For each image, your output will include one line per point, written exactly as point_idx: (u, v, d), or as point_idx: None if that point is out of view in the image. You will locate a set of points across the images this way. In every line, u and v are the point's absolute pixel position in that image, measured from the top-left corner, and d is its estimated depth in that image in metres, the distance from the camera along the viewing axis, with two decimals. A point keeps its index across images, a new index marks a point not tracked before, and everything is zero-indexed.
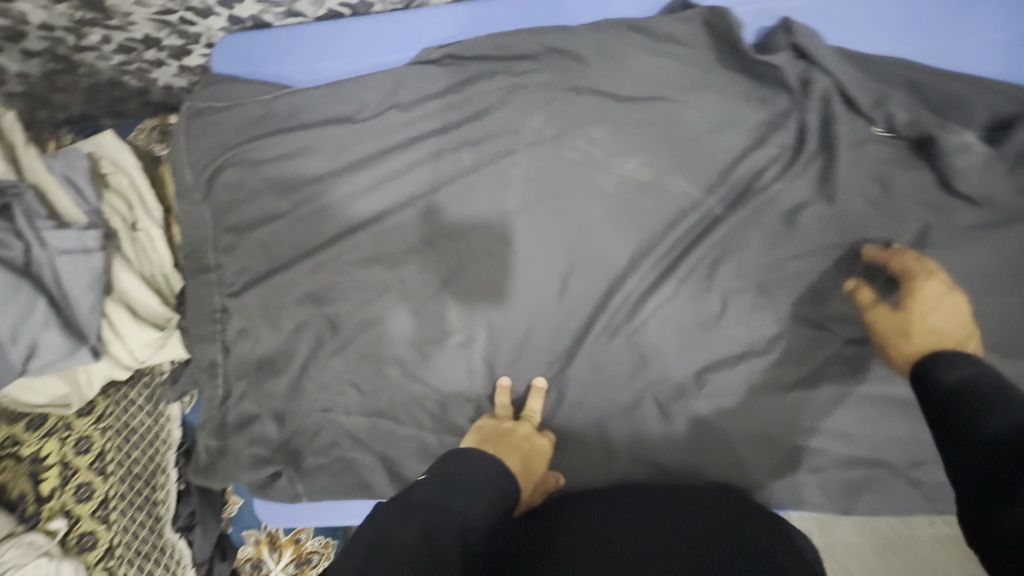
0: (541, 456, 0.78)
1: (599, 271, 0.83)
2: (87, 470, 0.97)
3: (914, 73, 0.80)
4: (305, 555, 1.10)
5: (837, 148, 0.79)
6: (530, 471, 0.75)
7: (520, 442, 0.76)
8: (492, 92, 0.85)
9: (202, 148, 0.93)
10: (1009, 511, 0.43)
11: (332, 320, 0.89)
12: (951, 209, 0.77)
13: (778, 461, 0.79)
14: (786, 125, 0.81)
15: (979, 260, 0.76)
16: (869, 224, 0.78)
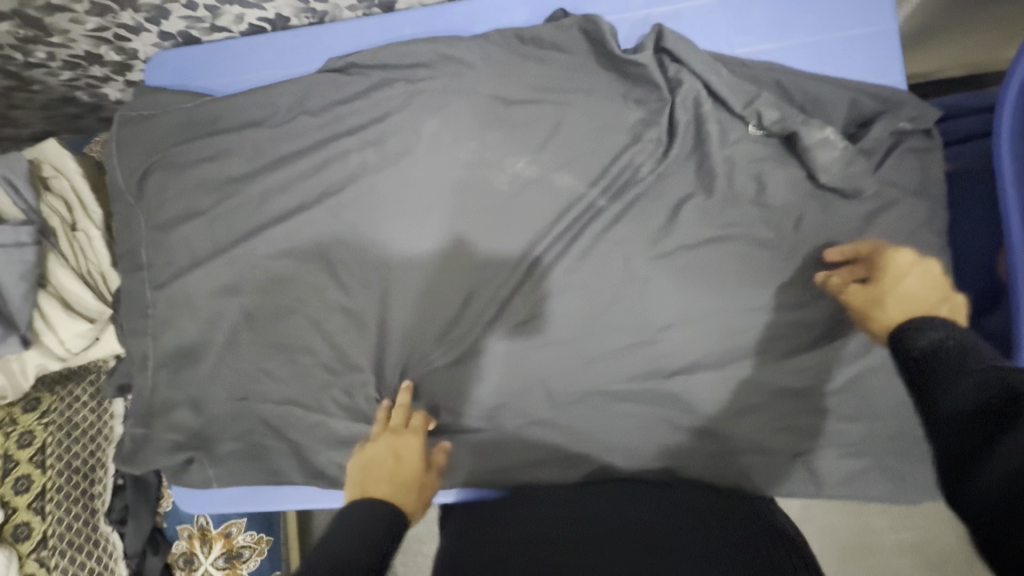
0: (409, 446, 0.77)
1: (491, 267, 0.87)
2: (27, 463, 1.01)
3: (783, 75, 0.80)
4: (236, 549, 1.13)
5: (707, 145, 0.81)
6: (406, 467, 0.73)
7: (378, 450, 0.75)
8: (393, 98, 0.87)
9: (128, 154, 0.92)
10: (979, 472, 0.44)
11: (247, 310, 0.90)
12: (822, 200, 0.79)
13: (669, 446, 0.82)
14: (658, 121, 0.82)
15: (853, 248, 0.78)
16: (744, 220, 0.81)
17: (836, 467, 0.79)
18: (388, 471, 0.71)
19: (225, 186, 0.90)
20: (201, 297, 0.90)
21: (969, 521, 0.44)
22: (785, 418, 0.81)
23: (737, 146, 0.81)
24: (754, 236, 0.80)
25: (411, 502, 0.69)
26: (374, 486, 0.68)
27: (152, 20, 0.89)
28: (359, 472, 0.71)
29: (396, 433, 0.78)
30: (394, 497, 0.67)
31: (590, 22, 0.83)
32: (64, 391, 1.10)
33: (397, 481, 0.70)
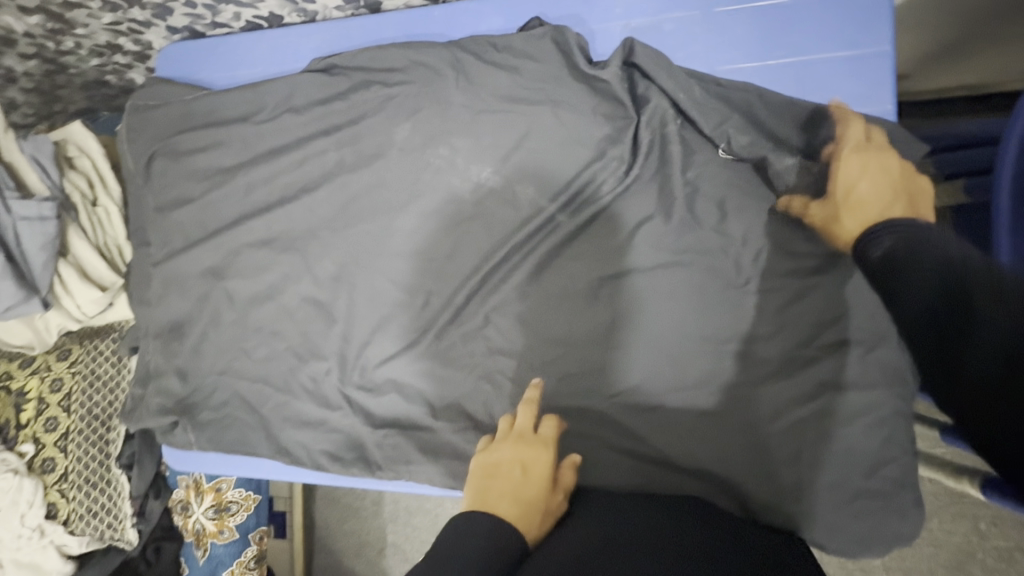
0: (538, 458, 0.75)
1: (452, 272, 0.90)
2: (55, 407, 1.14)
3: (751, 96, 0.82)
4: (224, 503, 1.26)
5: (669, 166, 0.84)
6: (533, 483, 0.71)
7: (503, 454, 0.75)
8: (370, 101, 0.91)
9: (138, 141, 1.01)
10: (964, 363, 0.49)
11: (230, 292, 0.97)
12: (774, 230, 0.81)
13: (609, 464, 0.84)
14: (623, 139, 0.85)
15: (797, 281, 0.81)
16: (703, 242, 0.83)
17: (770, 502, 0.79)
18: (516, 484, 0.69)
19: (217, 175, 0.98)
20: (189, 276, 0.99)
21: (958, 425, 0.50)
22: (726, 448, 0.81)
23: (695, 171, 0.84)
24: (701, 265, 0.83)
25: (534, 524, 0.67)
26: (497, 500, 0.66)
27: (158, 16, 0.97)
28: (484, 479, 0.71)
29: (521, 441, 0.77)
30: (515, 516, 0.65)
31: (559, 34, 0.86)
32: (89, 346, 1.21)
33: (527, 498, 0.68)
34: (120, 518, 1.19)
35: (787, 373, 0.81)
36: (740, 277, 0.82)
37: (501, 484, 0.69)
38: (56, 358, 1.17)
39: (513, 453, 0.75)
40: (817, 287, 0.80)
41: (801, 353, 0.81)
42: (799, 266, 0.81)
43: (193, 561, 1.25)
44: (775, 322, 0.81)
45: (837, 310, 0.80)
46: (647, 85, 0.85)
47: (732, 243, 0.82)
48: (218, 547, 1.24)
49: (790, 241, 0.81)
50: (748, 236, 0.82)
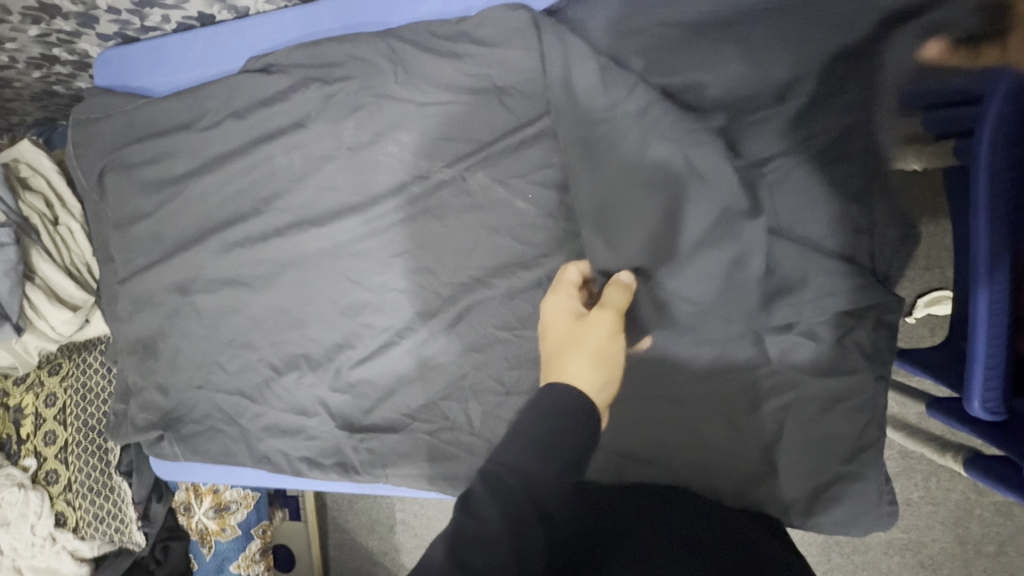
0: (603, 320, 0.68)
1: (412, 270, 0.87)
2: (52, 421, 1.15)
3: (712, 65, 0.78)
4: (224, 502, 1.28)
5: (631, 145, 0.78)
6: (589, 337, 0.66)
7: (564, 323, 0.69)
8: (313, 100, 0.88)
9: (87, 157, 0.99)
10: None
11: (196, 307, 0.96)
12: (744, 209, 0.76)
13: (599, 465, 0.83)
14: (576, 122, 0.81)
15: (774, 261, 0.77)
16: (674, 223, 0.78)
17: (745, 486, 0.79)
18: (579, 335, 0.66)
19: (167, 185, 0.95)
20: (155, 292, 0.98)
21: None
22: (705, 438, 0.80)
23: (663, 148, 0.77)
24: (676, 251, 0.78)
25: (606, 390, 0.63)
26: (573, 355, 0.64)
27: (84, 25, 0.95)
28: (557, 325, 0.70)
29: (577, 320, 0.69)
30: (592, 380, 0.61)
31: (498, 15, 0.81)
32: (80, 359, 1.18)
33: (591, 344, 0.65)
34: (125, 522, 1.18)
35: (760, 361, 0.78)
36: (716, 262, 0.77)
37: (573, 355, 0.64)
38: (48, 373, 1.17)
39: (567, 331, 0.68)
40: (796, 265, 0.76)
41: (778, 336, 0.77)
42: (774, 245, 0.76)
43: (200, 558, 1.30)
44: (750, 307, 0.77)
45: (818, 288, 0.76)
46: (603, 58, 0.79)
47: (704, 226, 0.77)
48: (223, 544, 1.29)
49: (763, 221, 0.76)
50: (719, 219, 0.76)
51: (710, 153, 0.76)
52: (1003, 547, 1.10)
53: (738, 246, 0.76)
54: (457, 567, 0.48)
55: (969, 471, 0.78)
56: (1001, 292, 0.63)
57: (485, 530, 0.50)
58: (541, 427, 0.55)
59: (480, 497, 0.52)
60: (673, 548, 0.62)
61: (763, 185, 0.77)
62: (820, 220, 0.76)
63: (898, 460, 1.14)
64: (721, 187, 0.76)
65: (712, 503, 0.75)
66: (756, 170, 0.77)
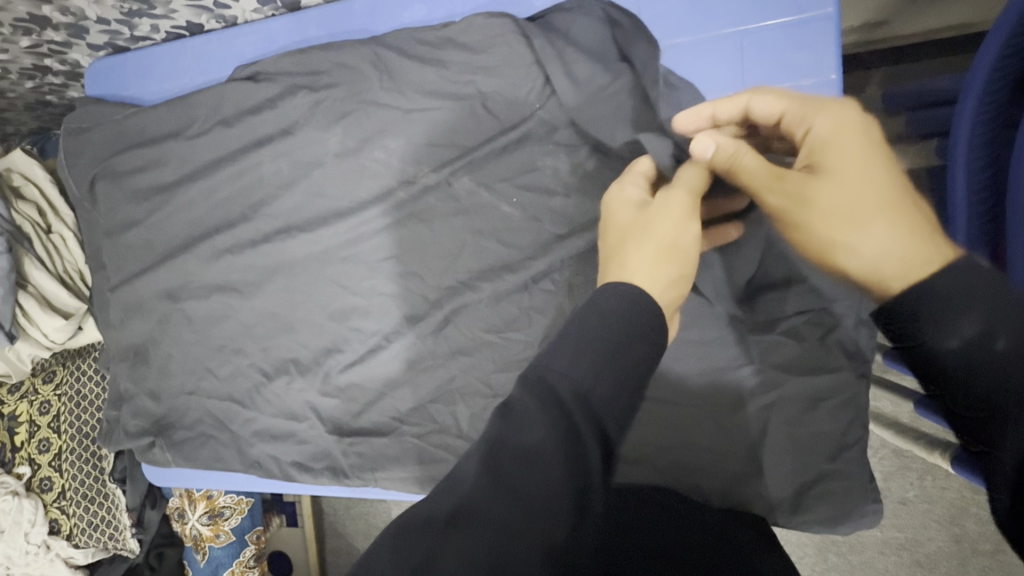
0: (671, 206, 0.65)
1: (400, 273, 0.87)
2: (46, 428, 1.16)
3: None
4: (217, 508, 1.27)
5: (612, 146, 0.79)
6: (655, 227, 0.65)
7: (627, 213, 0.68)
8: (300, 107, 0.89)
9: (78, 166, 1.00)
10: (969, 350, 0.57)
11: (187, 313, 0.97)
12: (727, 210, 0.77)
13: None
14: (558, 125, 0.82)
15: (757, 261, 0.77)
16: None
17: (732, 486, 0.79)
18: (639, 227, 0.66)
19: (159, 193, 0.97)
20: (147, 299, 0.99)
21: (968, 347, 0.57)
22: (692, 439, 0.80)
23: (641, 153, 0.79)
24: None
25: (664, 293, 0.62)
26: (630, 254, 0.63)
27: (75, 36, 0.96)
28: (621, 212, 0.69)
29: (642, 207, 0.68)
30: (650, 285, 0.61)
31: (480, 22, 0.83)
32: (73, 367, 1.19)
33: (657, 236, 0.64)
34: (120, 529, 1.19)
35: (744, 361, 0.79)
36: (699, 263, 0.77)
37: (635, 252, 0.63)
38: (42, 380, 1.17)
39: (632, 218, 0.67)
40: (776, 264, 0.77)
41: (760, 335, 0.78)
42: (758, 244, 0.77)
43: (195, 564, 1.29)
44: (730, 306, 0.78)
45: (800, 288, 0.76)
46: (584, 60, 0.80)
47: None
48: (217, 550, 1.27)
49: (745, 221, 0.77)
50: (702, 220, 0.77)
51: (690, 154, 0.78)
52: (998, 545, 1.10)
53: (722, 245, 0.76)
54: (498, 491, 0.46)
55: (956, 469, 0.79)
56: None
57: (531, 443, 0.48)
58: (605, 338, 0.52)
59: (527, 408, 0.50)
60: (667, 547, 0.64)
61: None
62: None
63: (890, 458, 1.14)
64: None
65: (698, 506, 0.75)
66: None
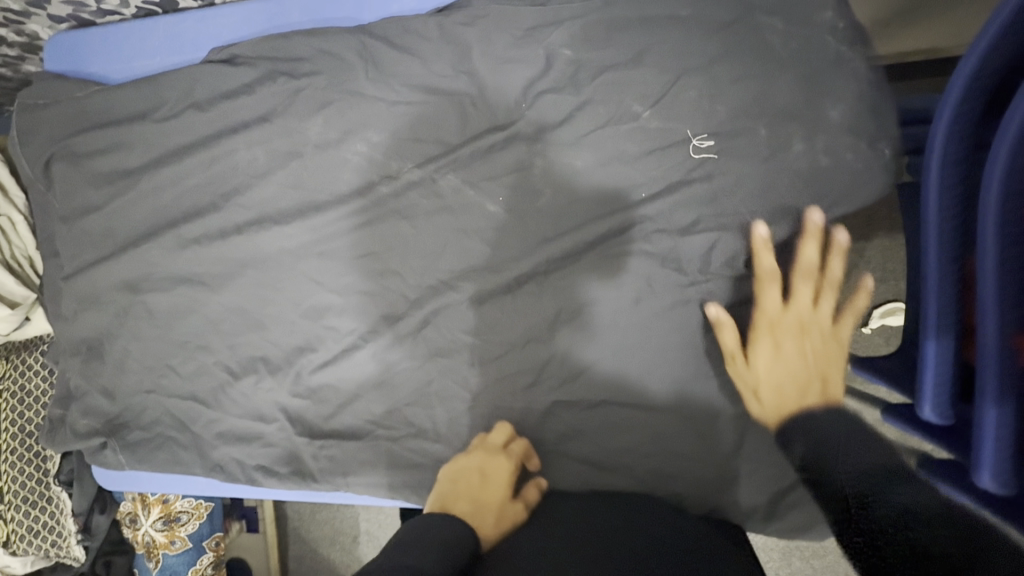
0: (500, 469, 0.76)
1: (378, 272, 0.85)
2: None
3: (687, 71, 0.76)
4: (173, 513, 1.20)
5: (602, 144, 0.78)
6: (487, 488, 0.74)
7: (470, 470, 0.76)
8: (279, 95, 0.86)
9: (32, 145, 0.94)
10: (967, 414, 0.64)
11: (148, 306, 0.92)
12: (710, 220, 0.78)
13: (568, 471, 0.81)
14: (548, 123, 0.79)
15: (736, 267, 0.78)
16: (642, 231, 0.79)
17: (710, 494, 0.79)
18: (475, 488, 0.74)
19: (123, 178, 0.92)
20: (105, 290, 0.93)
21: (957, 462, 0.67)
22: (673, 448, 0.80)
23: (630, 160, 0.78)
24: (641, 254, 0.79)
25: (488, 524, 0.70)
26: (454, 502, 0.71)
27: (34, 5, 0.90)
28: (448, 482, 0.76)
29: (484, 461, 0.77)
30: (468, 515, 0.69)
31: (470, 16, 0.81)
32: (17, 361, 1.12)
33: (484, 500, 0.72)
34: (64, 536, 1.12)
35: (726, 369, 0.79)
36: (680, 270, 0.79)
37: (458, 501, 0.71)
38: None
39: (479, 461, 0.78)
40: (756, 273, 0.78)
41: (742, 344, 0.79)
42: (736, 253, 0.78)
43: (147, 571, 1.22)
44: (713, 317, 0.78)
45: (777, 299, 0.78)
46: (577, 58, 0.78)
47: (670, 235, 0.78)
48: (171, 557, 1.20)
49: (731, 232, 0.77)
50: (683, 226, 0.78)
51: (678, 162, 0.77)
52: None
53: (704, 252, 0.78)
54: None
55: None
56: (946, 302, 0.66)
57: None
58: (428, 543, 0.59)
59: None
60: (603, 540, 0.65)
61: (730, 196, 0.77)
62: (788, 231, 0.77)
63: None
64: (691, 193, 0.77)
65: (674, 515, 0.75)
66: (724, 177, 0.77)
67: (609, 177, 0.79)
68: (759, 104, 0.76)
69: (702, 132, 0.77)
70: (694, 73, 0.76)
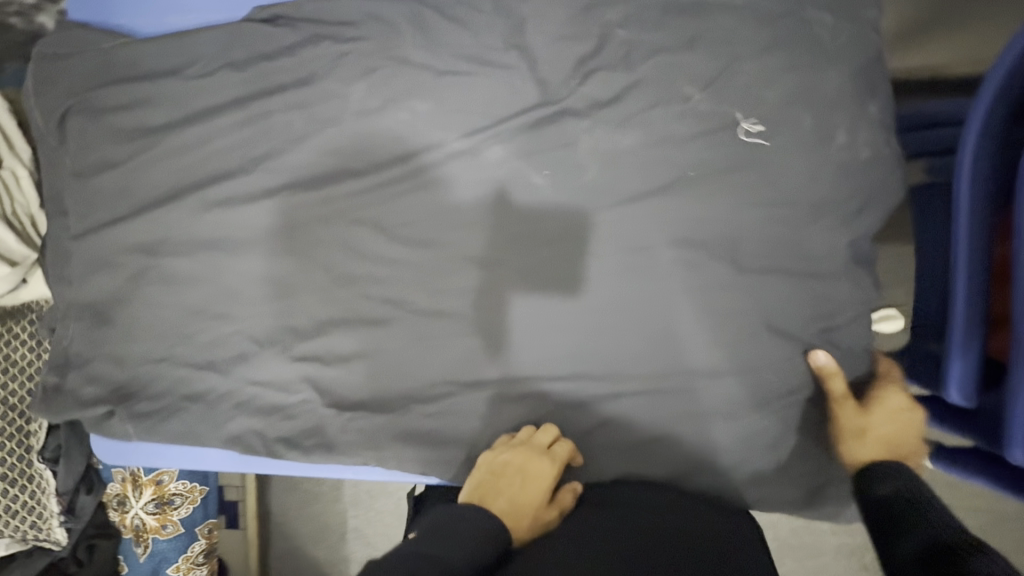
0: (541, 471, 0.73)
1: (414, 243, 0.83)
2: None
3: (737, 59, 0.79)
4: (166, 496, 1.15)
5: (652, 124, 0.79)
6: (528, 489, 0.71)
7: (511, 467, 0.74)
8: (322, 59, 0.84)
9: (49, 95, 0.89)
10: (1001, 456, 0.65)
11: (166, 270, 0.87)
12: (756, 204, 0.79)
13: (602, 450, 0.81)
14: (599, 101, 0.80)
15: (777, 252, 0.79)
16: (688, 212, 0.79)
17: (744, 475, 0.80)
18: (515, 488, 0.71)
19: (147, 135, 0.88)
20: (120, 251, 0.88)
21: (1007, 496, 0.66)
22: (709, 430, 0.80)
23: (679, 141, 0.79)
24: (687, 234, 0.80)
25: (521, 528, 0.68)
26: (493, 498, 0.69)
27: None
28: (487, 473, 0.74)
29: (527, 460, 0.75)
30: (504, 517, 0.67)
31: None
32: None
33: (523, 501, 0.70)
34: (44, 517, 1.05)
35: (764, 352, 0.79)
36: (725, 253, 0.79)
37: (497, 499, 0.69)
38: None
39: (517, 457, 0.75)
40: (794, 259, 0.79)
41: (778, 328, 0.80)
42: (777, 238, 0.79)
43: (132, 558, 1.15)
44: (754, 299, 0.79)
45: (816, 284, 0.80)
46: (629, 40, 0.80)
47: (716, 217, 0.79)
48: (161, 543, 1.14)
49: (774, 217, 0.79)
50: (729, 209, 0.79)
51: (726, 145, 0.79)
52: None
53: (748, 235, 0.79)
54: None
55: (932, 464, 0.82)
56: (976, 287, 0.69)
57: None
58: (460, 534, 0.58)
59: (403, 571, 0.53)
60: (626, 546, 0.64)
61: (773, 181, 0.79)
62: (827, 217, 0.79)
63: None
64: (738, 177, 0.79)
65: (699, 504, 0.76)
66: (771, 163, 0.79)
67: (656, 157, 0.80)
68: (803, 94, 0.79)
69: (751, 116, 0.79)
70: (741, 61, 0.79)
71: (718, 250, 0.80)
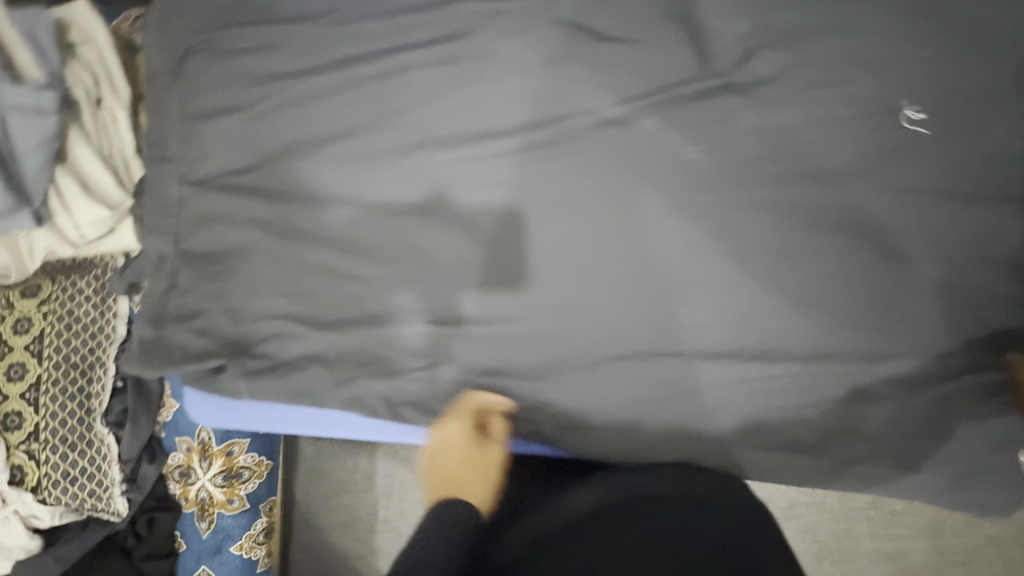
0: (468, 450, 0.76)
1: (554, 206, 0.80)
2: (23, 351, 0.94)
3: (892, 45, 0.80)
4: (235, 468, 1.08)
5: (808, 102, 0.79)
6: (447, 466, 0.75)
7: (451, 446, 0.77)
8: (470, 15, 0.83)
9: (175, 32, 0.86)
10: None
11: (286, 220, 0.83)
12: (918, 186, 0.77)
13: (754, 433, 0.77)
14: (755, 77, 0.81)
15: (941, 235, 0.77)
16: (847, 190, 0.77)
17: (905, 469, 0.75)
18: (455, 467, 0.75)
19: (273, 80, 0.84)
20: (237, 198, 0.84)
21: None
22: (870, 419, 0.76)
23: (836, 120, 0.79)
24: (848, 213, 0.77)
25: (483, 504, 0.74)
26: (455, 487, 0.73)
27: None
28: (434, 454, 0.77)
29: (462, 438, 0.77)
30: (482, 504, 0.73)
31: None
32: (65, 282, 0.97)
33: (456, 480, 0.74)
34: (106, 486, 0.97)
35: (928, 340, 0.75)
36: (886, 233, 0.77)
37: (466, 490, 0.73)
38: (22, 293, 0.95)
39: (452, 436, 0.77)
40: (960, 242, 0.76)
41: (946, 316, 0.76)
42: (942, 220, 0.77)
43: (192, 535, 1.07)
44: (918, 283, 0.76)
45: (981, 270, 0.76)
46: (783, 22, 0.82)
47: (876, 196, 0.77)
48: (226, 519, 1.07)
49: (938, 199, 0.77)
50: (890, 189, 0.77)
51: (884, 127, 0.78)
52: None
53: (912, 216, 0.77)
54: None
55: None
56: None
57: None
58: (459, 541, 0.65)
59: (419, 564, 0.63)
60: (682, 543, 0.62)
61: (934, 165, 0.78)
62: (991, 205, 0.77)
63: None
64: (896, 159, 0.78)
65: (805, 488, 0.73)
66: (933, 146, 0.78)
67: (815, 135, 0.79)
68: (962, 82, 0.79)
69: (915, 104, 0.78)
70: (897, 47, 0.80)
71: (880, 229, 0.77)
